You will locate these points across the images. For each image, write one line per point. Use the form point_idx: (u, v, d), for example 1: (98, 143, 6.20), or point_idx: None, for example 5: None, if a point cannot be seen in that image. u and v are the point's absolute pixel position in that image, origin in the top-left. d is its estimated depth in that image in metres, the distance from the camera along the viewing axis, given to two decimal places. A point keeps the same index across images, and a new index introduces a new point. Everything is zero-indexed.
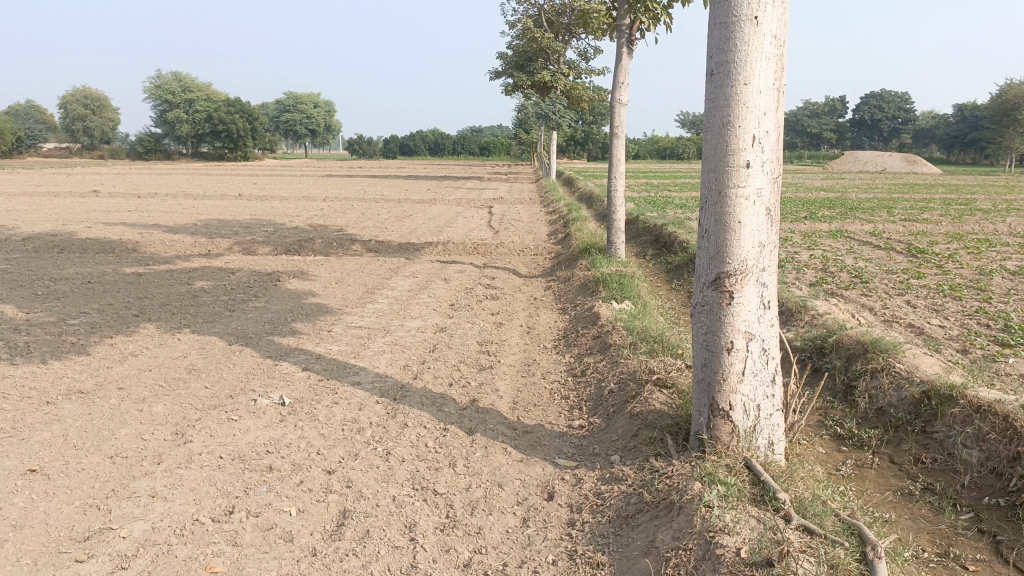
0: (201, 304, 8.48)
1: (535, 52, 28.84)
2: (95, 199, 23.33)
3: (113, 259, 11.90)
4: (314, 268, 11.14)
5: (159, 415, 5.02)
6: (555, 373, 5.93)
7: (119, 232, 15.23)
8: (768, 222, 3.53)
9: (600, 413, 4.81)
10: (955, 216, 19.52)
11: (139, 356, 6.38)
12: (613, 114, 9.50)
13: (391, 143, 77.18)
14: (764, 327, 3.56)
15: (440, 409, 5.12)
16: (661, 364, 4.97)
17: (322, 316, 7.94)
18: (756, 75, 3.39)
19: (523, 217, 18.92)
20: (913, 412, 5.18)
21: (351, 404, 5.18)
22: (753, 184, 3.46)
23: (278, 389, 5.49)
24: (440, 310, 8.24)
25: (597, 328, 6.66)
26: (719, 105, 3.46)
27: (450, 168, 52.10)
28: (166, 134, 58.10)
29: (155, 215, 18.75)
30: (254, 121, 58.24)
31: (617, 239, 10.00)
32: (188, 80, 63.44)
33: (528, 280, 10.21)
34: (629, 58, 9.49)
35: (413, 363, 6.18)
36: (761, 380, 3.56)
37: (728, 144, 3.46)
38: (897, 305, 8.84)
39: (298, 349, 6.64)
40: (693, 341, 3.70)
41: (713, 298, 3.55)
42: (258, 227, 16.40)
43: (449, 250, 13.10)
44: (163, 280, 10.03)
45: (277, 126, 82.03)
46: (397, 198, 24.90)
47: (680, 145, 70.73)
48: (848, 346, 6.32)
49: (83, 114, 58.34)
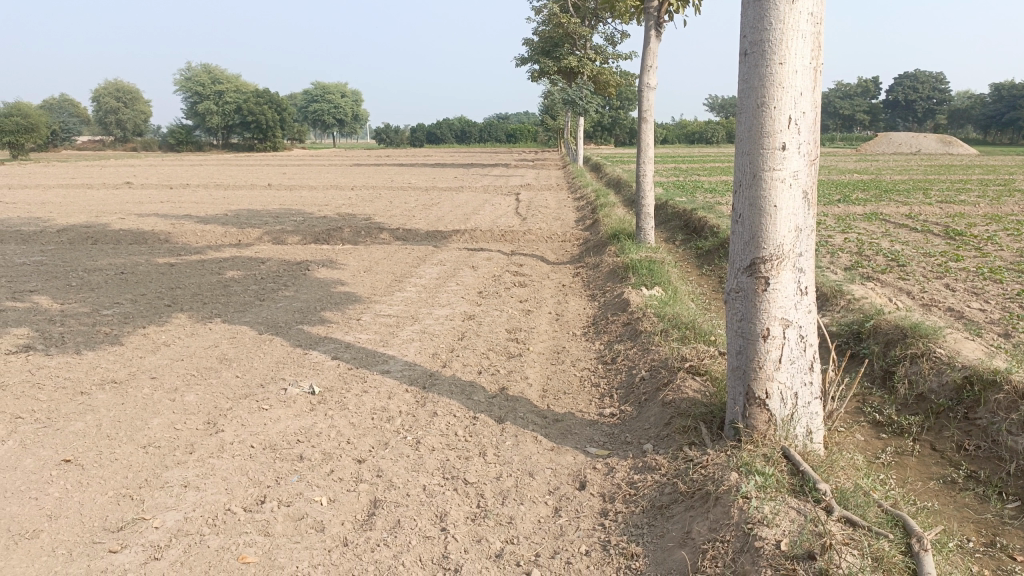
0: (231, 294, 8.54)
1: (561, 37, 28.61)
2: (128, 191, 23.66)
3: (146, 250, 12.03)
4: (342, 257, 11.17)
5: (191, 404, 5.05)
6: (585, 360, 5.87)
7: (152, 223, 15.43)
8: (804, 205, 3.43)
9: (631, 401, 4.74)
10: (993, 197, 19.05)
11: (171, 345, 6.44)
12: (642, 98, 9.36)
13: (418, 132, 77.28)
14: (801, 313, 3.47)
15: (470, 397, 5.08)
16: (694, 351, 4.88)
17: (351, 305, 7.95)
18: (792, 53, 3.28)
19: (551, 204, 18.82)
20: (955, 398, 5.04)
21: (381, 393, 5.17)
22: (789, 166, 3.36)
23: (308, 378, 5.50)
24: (469, 298, 8.21)
25: (628, 314, 6.58)
26: (754, 85, 3.36)
27: (477, 156, 52.08)
28: (197, 126, 58.73)
29: (187, 206, 18.97)
30: (282, 111, 58.63)
31: (647, 225, 9.88)
32: (217, 72, 64.00)
33: (557, 267, 10.15)
34: (657, 40, 9.34)
35: (442, 351, 6.16)
36: (798, 368, 3.47)
37: (763, 126, 3.35)
38: (936, 289, 8.63)
39: (327, 337, 6.65)
40: (728, 329, 3.61)
41: (748, 285, 3.46)
42: (287, 217, 16.49)
43: (477, 237, 13.07)
44: (194, 270, 10.12)
45: (305, 116, 82.54)
46: (424, 186, 24.94)
47: (709, 129, 69.92)
48: (886, 331, 6.17)
49: (116, 106, 59.14)
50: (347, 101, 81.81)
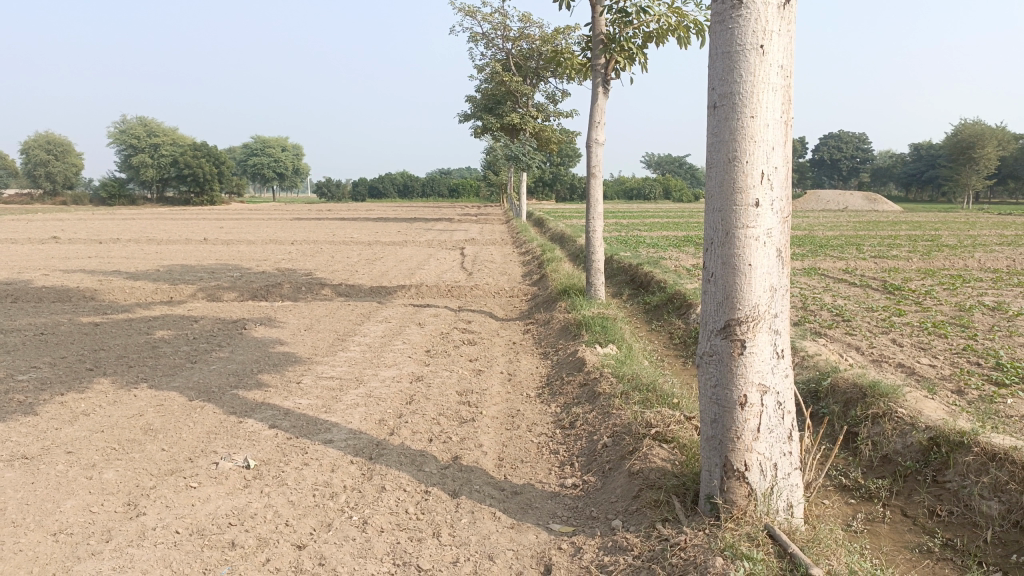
0: (160, 356, 8.01)
1: (504, 94, 28.90)
2: (54, 245, 22.62)
3: (70, 309, 11.33)
4: (281, 314, 10.70)
5: (109, 483, 4.56)
6: (541, 424, 5.56)
7: (77, 280, 14.65)
8: (779, 264, 3.26)
9: (594, 470, 4.46)
10: (924, 252, 19.67)
11: (92, 415, 5.90)
12: (590, 154, 9.31)
13: (360, 186, 76.99)
14: (779, 378, 3.26)
15: (420, 469, 4.72)
16: (658, 415, 4.64)
17: (291, 366, 7.51)
18: (763, 107, 3.15)
19: (496, 258, 18.63)
20: (922, 460, 4.90)
21: (323, 466, 4.76)
22: (762, 224, 3.19)
23: (242, 450, 5.06)
24: (416, 358, 7.86)
25: (584, 374, 6.33)
26: (724, 139, 3.20)
27: (419, 210, 52.00)
28: (130, 179, 57.27)
29: (116, 262, 18.16)
30: (220, 165, 57.68)
31: (597, 280, 9.72)
32: (152, 124, 62.74)
33: (506, 324, 9.90)
34: (604, 97, 9.33)
35: (389, 417, 5.78)
36: (777, 437, 3.25)
37: (735, 181, 3.19)
38: (884, 344, 8.64)
39: (265, 403, 6.20)
40: (701, 395, 3.38)
41: (722, 349, 3.24)
42: (224, 272, 15.90)
43: (423, 293, 12.75)
44: (121, 330, 9.53)
45: (244, 170, 81.50)
46: (368, 241, 24.55)
47: (648, 185, 71.53)
48: (844, 390, 6.06)
49: (46, 159, 57.31)
50: (287, 155, 81.14)
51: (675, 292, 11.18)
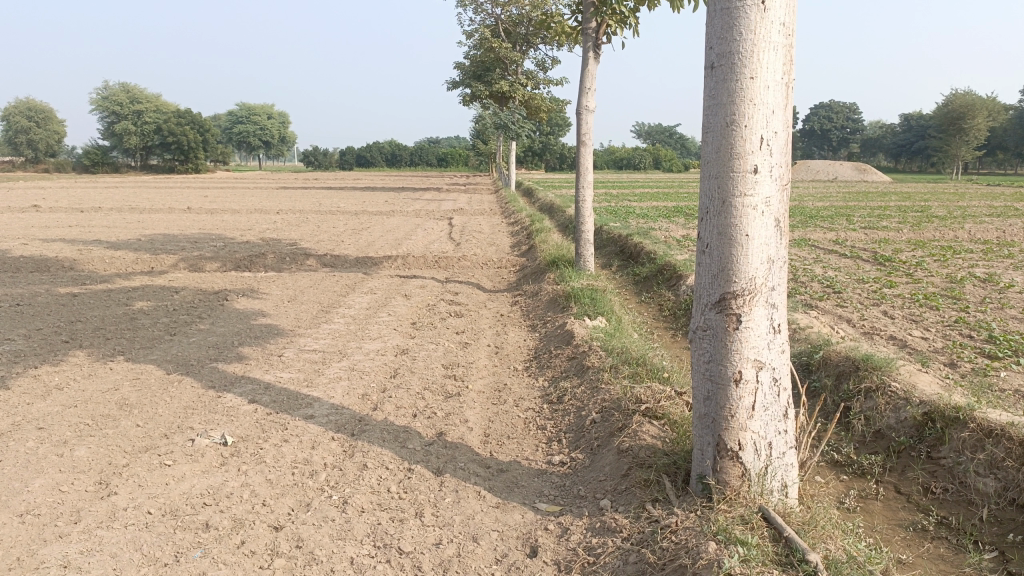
0: (139, 328, 7.81)
1: (492, 61, 28.45)
2: (34, 214, 22.22)
3: (48, 279, 11.07)
4: (264, 285, 10.50)
5: (81, 460, 4.40)
6: (528, 399, 5.43)
7: (57, 249, 14.36)
8: (776, 235, 3.10)
9: (582, 447, 4.33)
10: (914, 223, 19.62)
11: (65, 389, 5.72)
12: (579, 121, 9.09)
13: (347, 155, 76.25)
14: (775, 353, 3.13)
15: (404, 445, 4.58)
16: (648, 390, 4.50)
17: (273, 339, 7.34)
18: (763, 67, 2.97)
19: (485, 229, 18.42)
20: (916, 435, 4.81)
21: (303, 443, 4.62)
22: (761, 192, 3.03)
23: (220, 426, 4.90)
24: (401, 330, 7.70)
25: (572, 347, 6.19)
26: (722, 102, 3.02)
27: (407, 180, 51.55)
28: (114, 147, 56.41)
29: (97, 231, 17.83)
30: (205, 133, 56.92)
31: (586, 251, 9.55)
32: (136, 90, 61.63)
33: (493, 295, 9.73)
34: (595, 62, 9.08)
35: (373, 392, 5.63)
36: (772, 415, 3.12)
37: (733, 146, 3.02)
38: (875, 316, 8.55)
39: (245, 377, 6.04)
40: (694, 371, 3.24)
41: (717, 323, 3.10)
42: (207, 242, 15.62)
43: (410, 264, 12.56)
44: (99, 301, 9.31)
45: (229, 138, 80.50)
46: (353, 211, 24.26)
47: (638, 156, 71.26)
48: (837, 363, 5.95)
49: (27, 125, 56.30)
50: (274, 123, 80.09)
51: (665, 263, 11.03)
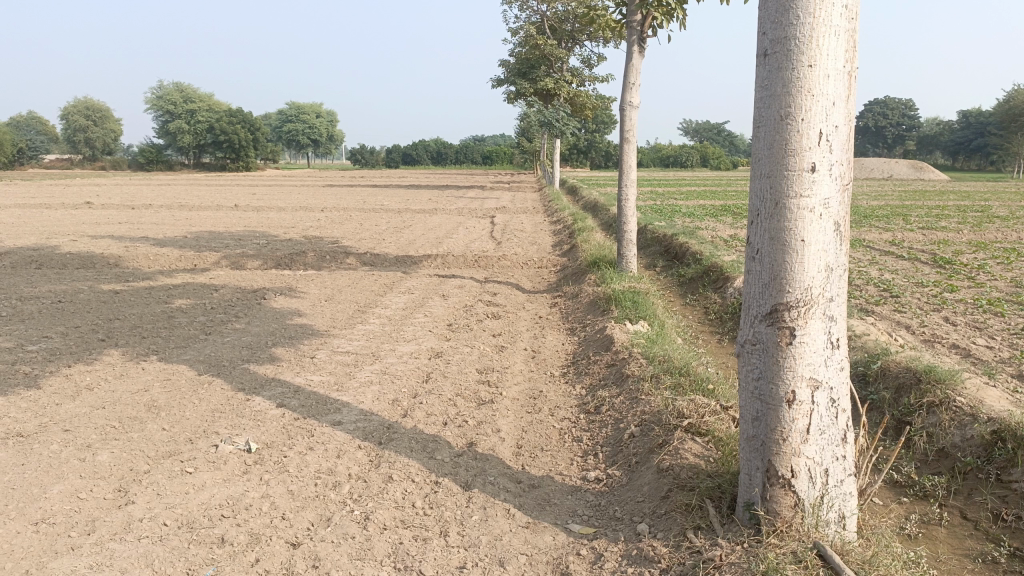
0: (175, 327, 7.77)
1: (537, 59, 28.18)
2: (87, 211, 22.72)
3: (92, 275, 11.17)
4: (303, 284, 10.42)
5: (103, 465, 4.29)
6: (564, 408, 5.18)
7: (104, 246, 14.55)
8: (836, 240, 2.81)
9: (619, 463, 4.07)
10: (975, 223, 18.82)
11: (96, 390, 5.66)
12: (623, 117, 8.79)
13: (393, 153, 76.74)
14: (833, 371, 2.83)
15: (432, 456, 4.38)
16: (691, 403, 4.20)
17: (307, 340, 7.21)
18: (824, 54, 2.67)
19: (528, 227, 18.18)
20: (984, 456, 4.44)
21: (328, 452, 4.44)
22: (820, 193, 2.73)
23: (245, 432, 4.76)
24: (437, 332, 7.50)
25: (611, 354, 5.92)
26: (776, 93, 2.74)
27: (451, 178, 51.68)
28: (168, 145, 57.63)
29: (146, 228, 18.08)
30: (256, 131, 57.78)
31: (628, 252, 9.24)
32: (189, 90, 62.81)
33: (532, 296, 9.50)
34: (639, 56, 8.78)
35: (403, 397, 5.44)
36: (829, 439, 2.83)
37: (788, 141, 2.73)
38: (936, 323, 8.08)
39: (275, 379, 5.90)
40: (742, 389, 2.96)
41: (768, 338, 2.82)
42: (250, 240, 15.69)
43: (449, 263, 12.39)
44: (139, 299, 9.33)
45: (279, 136, 81.70)
46: (397, 208, 24.26)
47: (684, 153, 70.24)
48: (896, 375, 5.57)
49: (86, 125, 57.80)
50: (322, 121, 80.94)
51: (711, 264, 10.67)
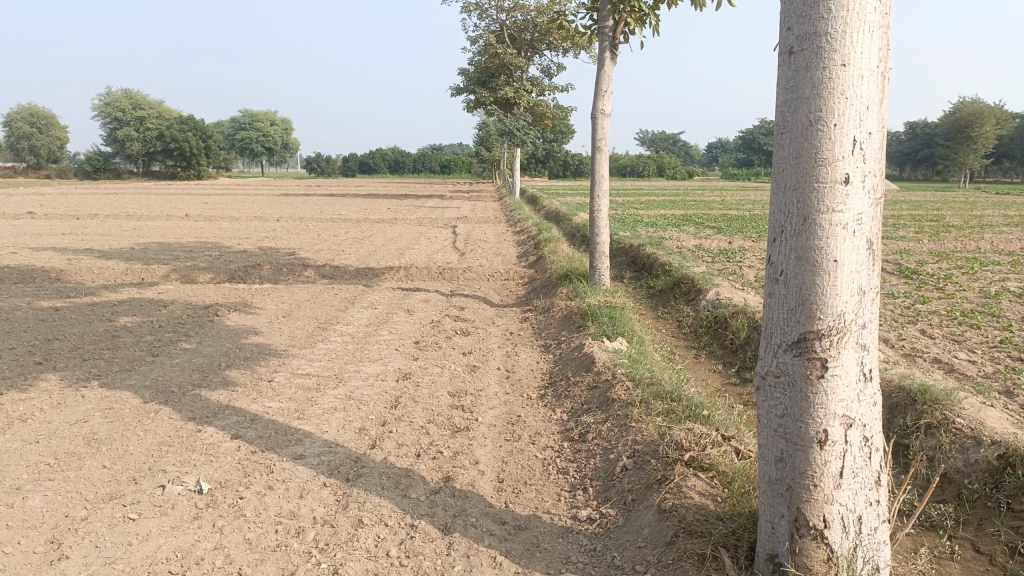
0: (120, 348, 7.21)
1: (497, 67, 27.88)
2: (29, 221, 21.77)
3: (32, 291, 10.49)
4: (259, 299, 9.90)
5: (33, 511, 3.79)
6: (546, 435, 4.83)
7: (46, 258, 13.77)
8: (869, 260, 2.51)
9: (613, 502, 3.73)
10: (932, 232, 19.05)
11: (29, 421, 5.12)
12: (595, 126, 8.51)
13: (350, 162, 75.81)
14: (866, 407, 2.53)
15: (405, 495, 3.97)
16: (689, 433, 3.88)
17: (264, 361, 6.74)
18: (858, 53, 2.38)
19: (490, 238, 17.78)
20: (992, 482, 4.19)
21: (290, 491, 4.01)
22: (853, 207, 2.43)
23: (195, 470, 4.29)
24: (404, 351, 7.09)
25: (592, 374, 5.58)
26: (804, 96, 2.44)
27: (409, 187, 51.13)
28: (116, 153, 55.98)
29: (91, 239, 17.26)
30: (208, 139, 56.49)
31: (601, 265, 8.94)
32: (137, 96, 61.08)
33: (501, 310, 9.15)
34: (612, 63, 8.52)
35: (371, 426, 5.02)
36: (863, 482, 2.52)
37: (819, 150, 2.43)
38: (914, 336, 7.93)
39: (230, 407, 5.43)
40: (764, 426, 2.65)
41: (794, 370, 2.51)
42: (202, 252, 15.04)
43: (413, 276, 11.97)
44: (81, 316, 8.71)
45: (232, 145, 80.14)
46: (355, 218, 23.74)
47: (641, 163, 70.57)
48: (888, 394, 5.33)
49: (29, 132, 55.83)
50: (276, 128, 79.46)
51: (682, 275, 10.44)
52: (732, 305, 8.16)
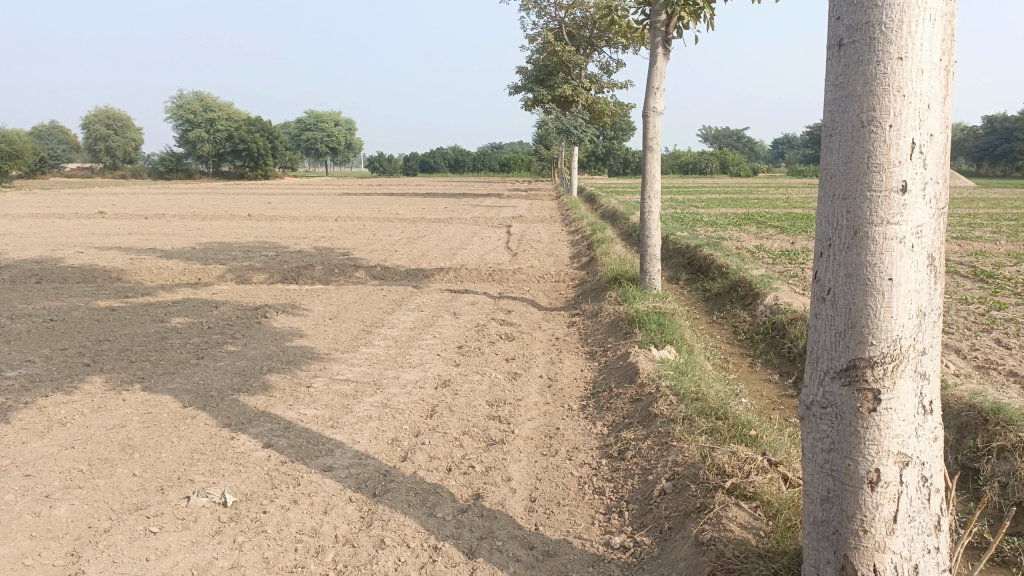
0: (166, 349, 7.26)
1: (556, 65, 27.64)
2: (101, 220, 22.49)
3: (93, 290, 10.72)
4: (308, 300, 9.90)
5: (58, 521, 3.75)
6: (584, 451, 4.60)
7: (109, 258, 14.13)
8: (930, 279, 2.22)
9: (649, 529, 3.49)
10: (1010, 233, 18.04)
11: (68, 425, 5.14)
12: (646, 124, 8.22)
13: (411, 161, 76.47)
14: (925, 443, 2.25)
15: (431, 513, 3.81)
16: (733, 457, 3.61)
17: (305, 365, 6.68)
18: (917, 44, 2.10)
19: (545, 238, 17.56)
20: None
21: (314, 506, 3.89)
22: (911, 219, 2.15)
23: (222, 481, 4.21)
24: (445, 356, 6.95)
25: (636, 386, 5.33)
26: (854, 93, 2.17)
27: (468, 185, 51.23)
28: (187, 154, 57.72)
29: (155, 238, 17.67)
30: (274, 139, 57.71)
31: (651, 268, 8.63)
32: (208, 99, 62.86)
33: (549, 314, 8.95)
34: (665, 59, 8.21)
35: (404, 436, 4.87)
36: (921, 528, 2.24)
37: (871, 153, 2.16)
38: (988, 346, 7.40)
39: (265, 413, 5.36)
40: (808, 460, 2.39)
41: (843, 401, 2.24)
42: (259, 251, 15.22)
43: (462, 277, 11.86)
44: (134, 317, 8.83)
45: (297, 145, 81.79)
46: (412, 217, 23.85)
47: (704, 160, 69.23)
48: (957, 413, 4.91)
49: (106, 133, 57.92)
50: (339, 128, 80.63)
51: (738, 279, 10.06)
52: (790, 311, 7.77)
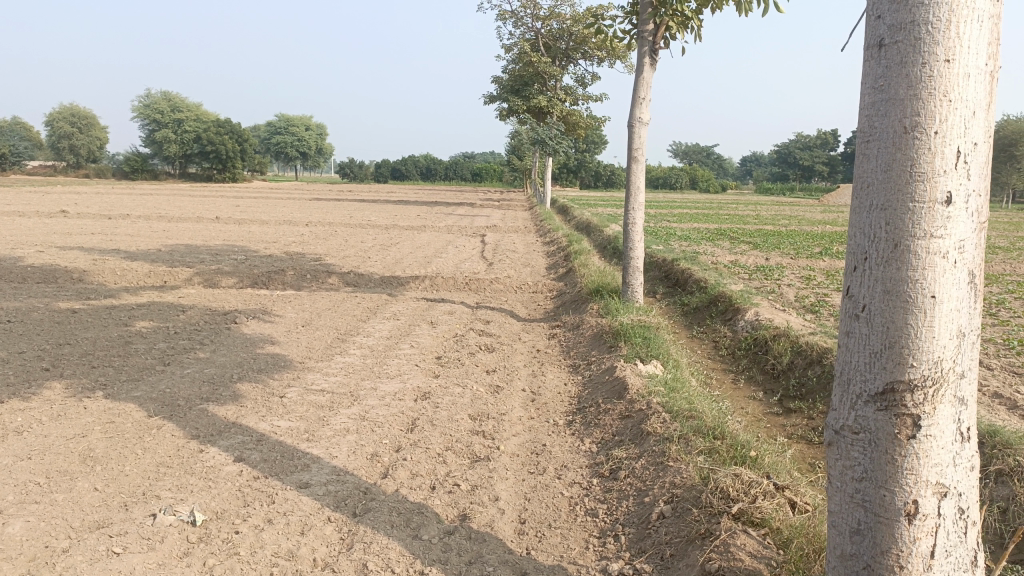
0: (131, 355, 6.93)
1: (531, 76, 27.58)
2: (63, 219, 21.85)
3: (53, 291, 10.28)
4: (279, 306, 9.60)
5: (11, 540, 3.47)
6: (573, 470, 4.42)
7: (71, 257, 13.66)
8: (971, 297, 2.08)
9: (649, 555, 3.31)
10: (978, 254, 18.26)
11: (25, 434, 4.83)
12: (632, 135, 8.12)
13: (383, 168, 75.92)
14: (962, 473, 2.11)
15: (416, 536, 3.59)
16: (736, 479, 3.45)
17: (278, 374, 6.41)
18: (965, 47, 1.97)
19: (519, 248, 17.38)
20: None
21: (291, 527, 3.65)
22: (955, 232, 2.02)
23: (191, 497, 3.95)
24: (424, 367, 6.73)
25: (625, 402, 5.16)
26: (897, 97, 2.03)
27: (440, 194, 50.98)
28: (154, 155, 56.63)
29: (119, 239, 17.17)
30: (243, 142, 56.89)
31: (634, 280, 8.51)
32: (176, 99, 61.86)
33: (528, 326, 8.77)
34: (651, 69, 8.11)
35: (384, 452, 4.65)
36: (957, 563, 2.10)
37: (913, 162, 2.01)
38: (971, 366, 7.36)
39: (236, 425, 5.09)
40: (835, 489, 2.23)
41: (878, 428, 2.08)
42: (228, 255, 14.83)
43: (438, 286, 11.64)
44: (97, 320, 8.46)
45: (267, 149, 80.86)
46: (385, 224, 23.55)
47: (675, 175, 69.87)
48: None
49: (70, 132, 56.58)
50: (310, 133, 79.92)
51: (718, 293, 9.97)
52: (772, 327, 7.69)
